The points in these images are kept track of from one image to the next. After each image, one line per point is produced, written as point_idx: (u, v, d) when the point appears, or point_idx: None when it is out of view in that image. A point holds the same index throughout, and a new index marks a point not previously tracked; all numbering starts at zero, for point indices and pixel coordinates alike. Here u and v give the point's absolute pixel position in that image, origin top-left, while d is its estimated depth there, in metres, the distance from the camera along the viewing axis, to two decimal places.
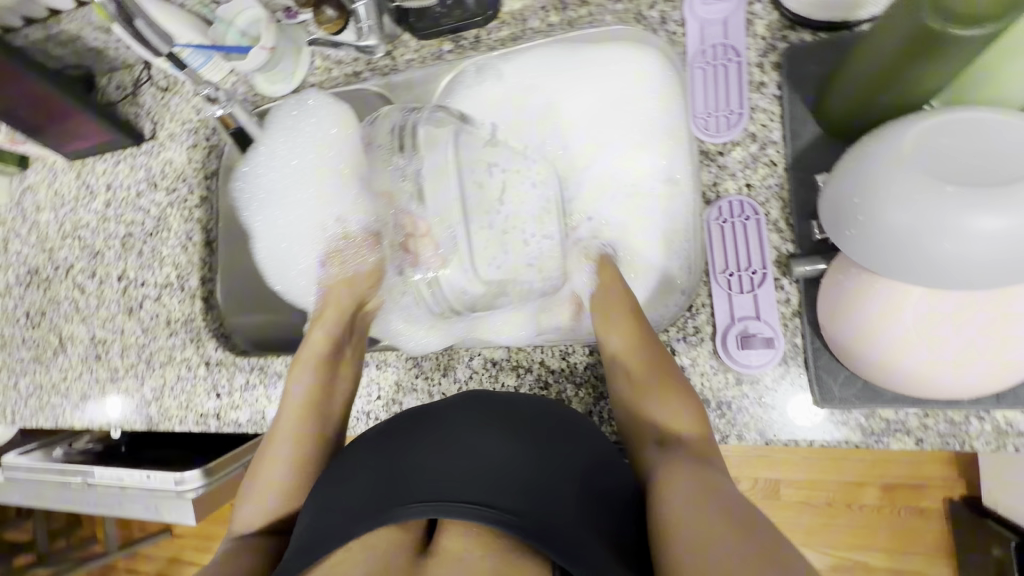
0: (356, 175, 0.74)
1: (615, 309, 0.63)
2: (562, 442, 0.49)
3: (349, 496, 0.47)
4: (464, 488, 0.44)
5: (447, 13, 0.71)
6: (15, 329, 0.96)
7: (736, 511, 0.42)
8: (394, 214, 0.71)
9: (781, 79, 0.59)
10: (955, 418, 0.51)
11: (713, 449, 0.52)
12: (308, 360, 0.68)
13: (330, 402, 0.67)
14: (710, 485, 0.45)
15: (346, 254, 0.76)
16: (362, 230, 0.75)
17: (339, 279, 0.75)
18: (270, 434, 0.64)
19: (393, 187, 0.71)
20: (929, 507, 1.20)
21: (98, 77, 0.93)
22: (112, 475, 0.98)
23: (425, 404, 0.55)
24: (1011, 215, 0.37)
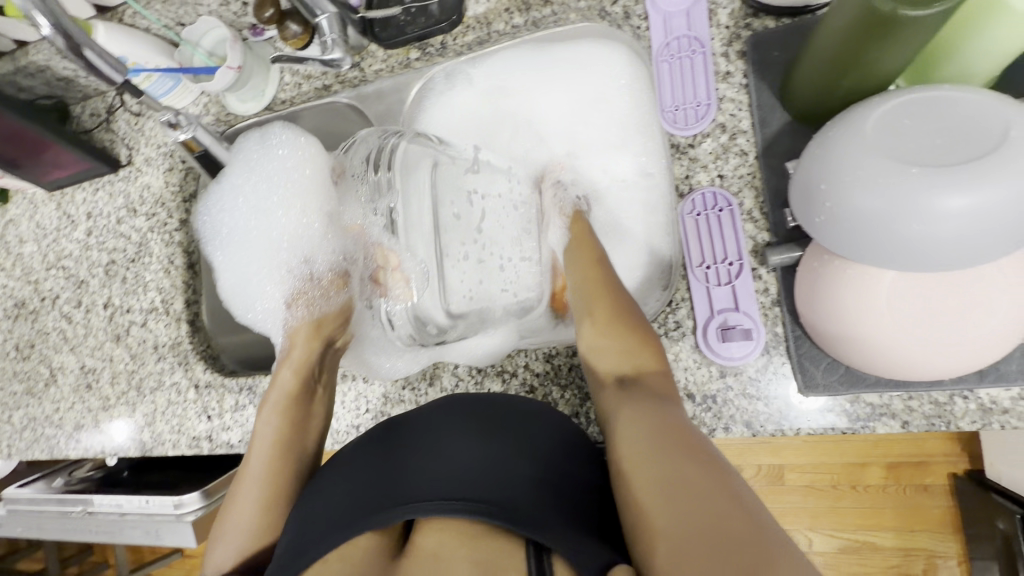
0: (325, 209, 0.69)
1: (596, 303, 0.58)
2: (533, 434, 0.50)
3: (328, 509, 0.46)
4: (437, 481, 0.44)
5: (412, 21, 0.70)
6: (6, 362, 0.96)
7: (691, 441, 0.41)
8: (363, 246, 0.69)
9: (747, 68, 0.59)
10: (939, 399, 0.50)
11: (671, 382, 0.52)
12: (276, 401, 0.63)
13: (305, 437, 0.62)
14: (665, 417, 0.45)
15: (312, 292, 0.70)
16: (331, 267, 0.70)
17: (308, 316, 0.68)
18: (240, 473, 0.59)
19: (362, 220, 0.68)
20: (934, 484, 1.19)
21: (73, 106, 0.93)
22: (112, 502, 0.98)
23: (403, 415, 0.55)
24: (977, 194, 0.37)
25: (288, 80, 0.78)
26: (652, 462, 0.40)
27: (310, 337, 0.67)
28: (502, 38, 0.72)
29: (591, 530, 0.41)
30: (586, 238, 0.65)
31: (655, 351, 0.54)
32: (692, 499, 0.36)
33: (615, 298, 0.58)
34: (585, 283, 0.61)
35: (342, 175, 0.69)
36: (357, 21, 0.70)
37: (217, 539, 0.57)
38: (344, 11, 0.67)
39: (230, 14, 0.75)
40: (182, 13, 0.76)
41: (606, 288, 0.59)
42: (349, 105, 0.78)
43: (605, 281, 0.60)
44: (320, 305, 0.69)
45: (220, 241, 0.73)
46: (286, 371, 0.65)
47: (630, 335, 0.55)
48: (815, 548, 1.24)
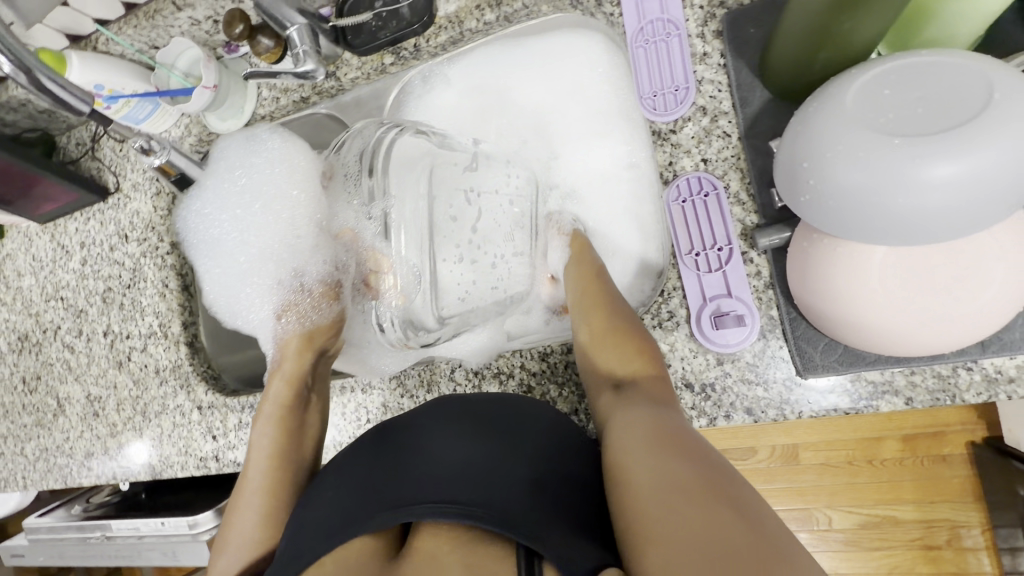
0: (311, 213, 0.63)
1: (591, 297, 0.59)
2: (533, 437, 0.49)
3: (322, 515, 0.46)
4: (436, 484, 0.43)
5: (384, 26, 0.68)
6: (14, 397, 0.96)
7: (687, 444, 0.41)
8: (355, 253, 0.64)
9: (724, 47, 0.57)
10: (942, 372, 0.49)
11: (669, 390, 0.51)
12: (271, 410, 0.63)
13: (302, 446, 0.63)
14: (662, 420, 0.44)
15: (303, 304, 0.66)
16: (321, 277, 0.65)
17: (299, 328, 0.66)
18: (239, 486, 0.59)
19: (354, 222, 0.62)
20: (952, 454, 1.17)
21: (58, 136, 0.94)
22: (129, 526, 0.99)
23: (400, 420, 0.55)
24: (963, 161, 0.36)
25: (265, 95, 0.77)
26: (647, 465, 0.39)
27: (301, 348, 0.65)
28: (476, 35, 0.69)
29: (585, 533, 0.41)
30: (584, 252, 0.64)
31: (652, 358, 0.53)
32: (685, 499, 0.35)
33: (615, 307, 0.57)
34: (584, 293, 0.60)
35: (333, 177, 0.64)
36: (328, 30, 0.69)
37: (220, 554, 0.57)
38: (313, 21, 0.66)
39: (201, 33, 0.73)
40: (155, 35, 0.73)
41: (605, 297, 0.58)
42: (329, 114, 0.80)
43: (604, 291, 0.59)
44: (312, 316, 0.66)
45: (194, 250, 0.69)
46: (278, 383, 0.64)
47: (629, 344, 0.54)
48: (834, 525, 1.23)
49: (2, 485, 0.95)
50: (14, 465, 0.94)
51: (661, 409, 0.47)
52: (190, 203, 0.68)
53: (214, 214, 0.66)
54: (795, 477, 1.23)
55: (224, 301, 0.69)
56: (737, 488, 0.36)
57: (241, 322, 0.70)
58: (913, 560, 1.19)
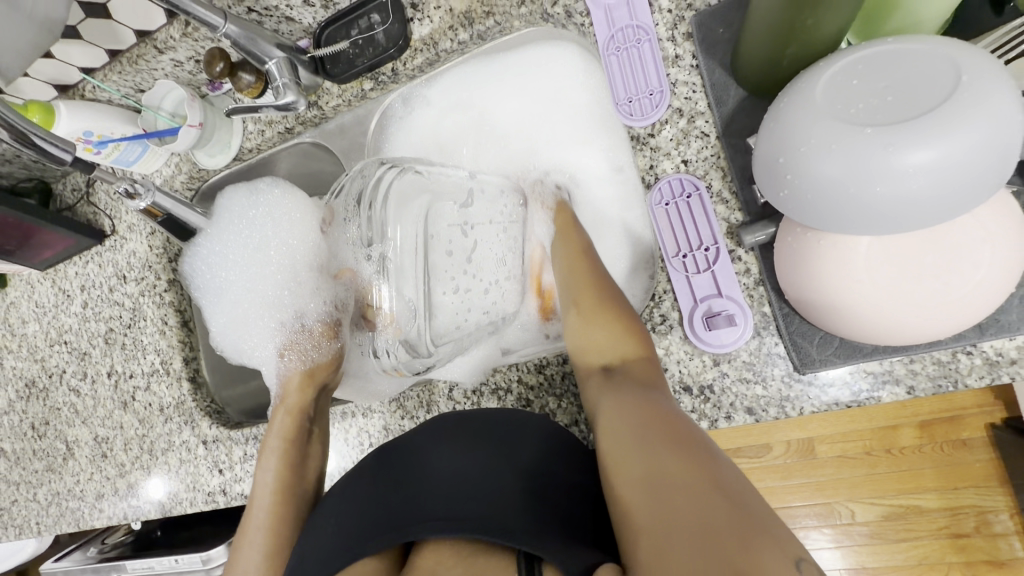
0: (310, 257, 0.63)
1: (577, 276, 0.59)
2: (528, 449, 0.49)
3: (325, 540, 0.46)
4: (436, 503, 0.43)
5: (361, 53, 0.68)
6: (24, 443, 0.96)
7: (680, 432, 0.40)
8: (354, 291, 0.61)
9: (695, 49, 0.57)
10: (942, 358, 0.48)
11: (660, 376, 0.51)
12: (274, 445, 0.64)
13: (305, 479, 0.63)
14: (650, 409, 0.44)
15: (302, 342, 0.66)
16: (321, 316, 0.65)
17: (300, 366, 0.66)
18: (244, 523, 0.60)
19: (354, 263, 0.60)
20: (972, 438, 1.15)
21: (53, 184, 0.95)
22: (144, 564, 0.99)
23: (399, 439, 0.54)
24: (936, 147, 0.36)
25: (251, 129, 0.78)
26: (635, 458, 0.39)
27: (302, 384, 0.66)
28: (452, 55, 0.70)
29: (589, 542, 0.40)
30: (569, 228, 0.64)
31: (642, 338, 0.53)
32: (673, 488, 0.34)
33: (604, 288, 0.57)
34: (571, 275, 0.60)
35: (333, 220, 0.61)
36: (307, 62, 0.70)
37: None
38: (291, 54, 0.67)
39: (185, 73, 0.75)
40: (140, 79, 0.75)
41: (595, 278, 0.58)
42: (314, 143, 0.81)
43: (594, 271, 0.59)
44: (311, 354, 0.66)
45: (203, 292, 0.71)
46: (281, 417, 0.65)
47: (617, 328, 0.54)
48: (857, 518, 1.20)
49: (17, 532, 0.95)
50: (27, 510, 0.94)
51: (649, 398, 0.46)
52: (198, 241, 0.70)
53: (215, 260, 0.71)
54: (812, 471, 1.21)
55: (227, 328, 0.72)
56: (723, 468, 0.36)
57: (239, 350, 0.70)
58: (942, 549, 1.16)
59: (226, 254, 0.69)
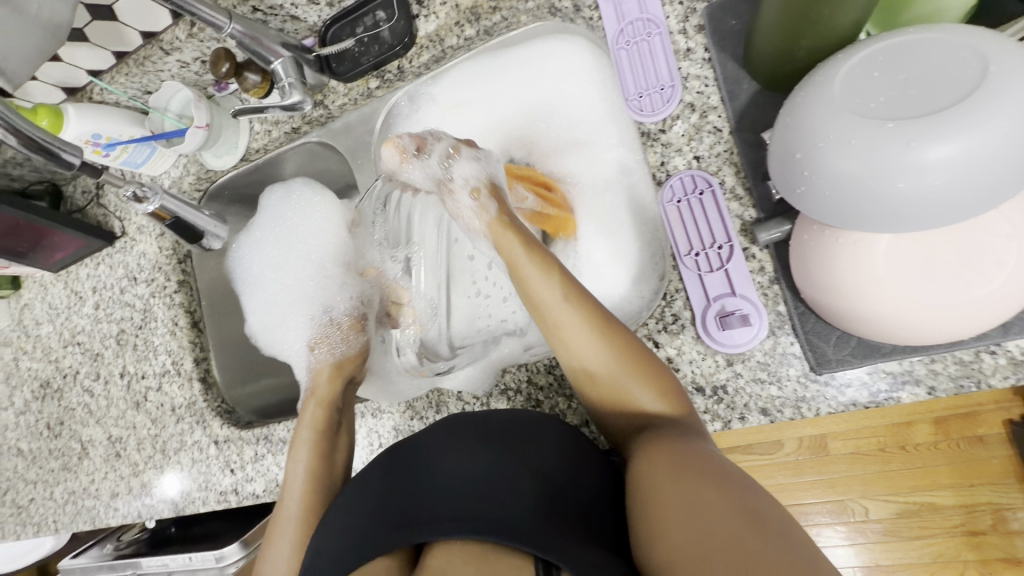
0: (346, 256, 0.76)
1: (588, 332, 0.50)
2: (536, 448, 0.47)
3: (339, 539, 0.45)
4: (444, 505, 0.42)
5: (366, 51, 0.68)
6: (40, 443, 0.97)
7: (717, 467, 0.39)
8: (379, 287, 0.74)
9: (708, 41, 0.56)
10: (964, 358, 0.47)
11: (689, 413, 0.49)
12: (304, 439, 0.63)
13: (336, 470, 0.63)
14: (688, 450, 0.41)
15: (333, 337, 0.72)
16: (348, 310, 0.74)
17: (330, 358, 0.70)
18: (274, 518, 0.59)
19: (380, 262, 0.74)
20: (988, 434, 1.12)
21: (63, 185, 0.96)
22: (158, 562, 1.00)
23: (407, 438, 0.53)
24: (961, 141, 0.35)
25: (257, 129, 0.79)
26: (667, 486, 0.38)
27: (332, 376, 0.69)
28: (457, 51, 0.70)
29: (604, 546, 0.40)
30: (552, 266, 0.53)
31: (664, 377, 0.49)
32: (707, 513, 0.35)
33: (616, 338, 0.50)
34: (576, 328, 0.50)
35: (360, 223, 0.75)
36: (313, 61, 0.69)
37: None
38: (297, 52, 0.67)
39: (192, 74, 0.75)
40: (147, 81, 0.75)
41: (602, 335, 0.50)
42: (320, 142, 0.79)
43: (602, 322, 0.50)
44: (341, 347, 0.72)
45: (251, 290, 0.81)
46: (311, 408, 0.65)
47: (639, 378, 0.49)
48: (870, 516, 1.19)
49: (35, 531, 0.96)
50: (44, 509, 0.95)
51: (681, 436, 0.44)
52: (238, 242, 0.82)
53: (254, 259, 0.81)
54: (824, 468, 1.20)
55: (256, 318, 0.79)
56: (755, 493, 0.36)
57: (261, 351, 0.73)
58: (957, 547, 1.15)
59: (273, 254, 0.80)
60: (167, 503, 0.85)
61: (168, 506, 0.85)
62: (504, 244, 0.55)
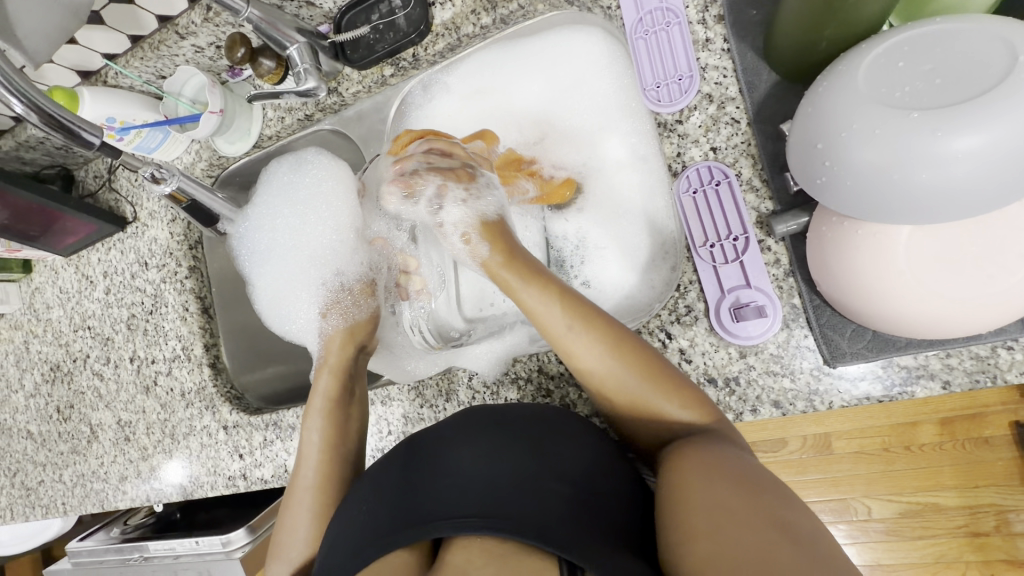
0: (350, 224, 0.75)
1: (597, 350, 0.51)
2: (558, 444, 0.47)
3: (359, 529, 0.46)
4: (469, 504, 0.42)
5: (381, 38, 0.67)
6: (49, 426, 0.98)
7: (749, 475, 0.38)
8: (386, 257, 0.76)
9: (727, 31, 0.56)
10: (980, 353, 0.47)
11: (719, 419, 0.48)
12: (317, 407, 0.63)
13: (350, 435, 0.63)
14: (719, 455, 0.41)
15: (344, 302, 0.73)
16: (358, 276, 0.75)
17: (341, 324, 0.71)
18: (289, 489, 0.60)
19: (386, 233, 0.75)
20: (994, 436, 1.12)
21: (75, 170, 0.96)
22: (165, 546, 1.00)
23: (423, 431, 0.53)
24: (988, 132, 0.34)
25: (271, 116, 0.77)
26: (704, 493, 0.38)
27: (344, 343, 0.69)
28: (473, 40, 0.69)
29: (626, 546, 0.40)
30: (552, 289, 0.54)
31: (688, 388, 0.49)
32: (744, 528, 0.34)
33: (632, 356, 0.50)
34: (585, 347, 0.51)
35: (367, 194, 0.75)
36: (327, 48, 0.68)
37: (275, 553, 0.59)
38: (312, 39, 0.66)
39: (205, 59, 0.75)
40: (161, 65, 0.75)
41: (614, 355, 0.50)
42: (333, 130, 0.81)
43: (615, 341, 0.51)
44: (353, 312, 0.72)
45: (259, 257, 0.78)
46: (325, 377, 0.66)
47: (661, 391, 0.49)
48: (873, 515, 1.19)
49: (44, 512, 0.97)
50: (53, 491, 0.96)
51: (711, 442, 0.44)
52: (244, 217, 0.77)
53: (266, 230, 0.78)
54: (827, 466, 1.20)
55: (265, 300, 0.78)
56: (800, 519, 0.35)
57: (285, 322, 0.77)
58: (959, 547, 1.15)
59: (277, 220, 0.77)
60: (176, 488, 0.86)
61: (177, 490, 0.86)
62: (502, 279, 0.57)
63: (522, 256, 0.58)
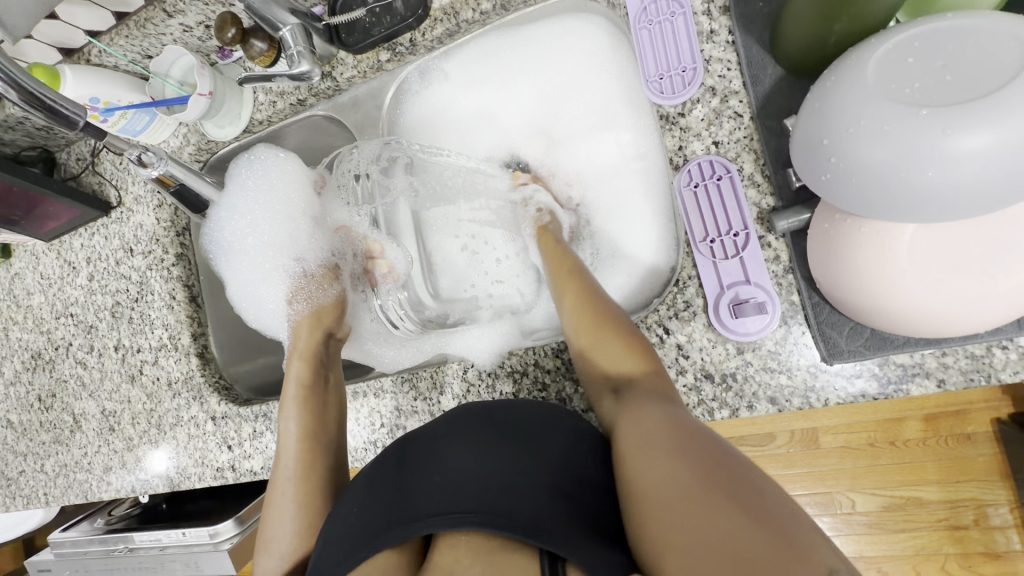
0: (313, 214, 0.75)
1: (570, 291, 0.58)
2: (533, 434, 0.47)
3: (351, 530, 0.45)
4: (452, 500, 0.42)
5: (378, 22, 0.65)
6: (31, 415, 0.95)
7: (694, 438, 0.38)
8: (351, 245, 0.77)
9: (732, 23, 0.55)
10: (975, 352, 0.47)
11: (664, 383, 0.49)
12: (291, 396, 0.63)
13: (328, 424, 0.63)
14: (665, 418, 0.42)
15: (308, 288, 0.73)
16: (320, 262, 0.75)
17: (307, 310, 0.71)
18: (273, 483, 0.60)
19: (349, 220, 0.77)
20: (976, 432, 1.14)
21: (57, 152, 0.94)
22: (150, 537, 0.99)
23: (409, 433, 0.53)
24: (998, 129, 0.34)
25: (261, 100, 0.75)
26: (652, 468, 0.37)
27: (312, 327, 0.70)
28: (473, 26, 0.67)
29: (610, 539, 0.39)
30: (555, 247, 0.65)
31: (636, 342, 0.52)
32: (693, 506, 0.33)
33: (593, 305, 0.55)
34: (565, 290, 0.59)
35: (324, 186, 0.76)
36: (321, 30, 0.66)
37: (264, 548, 0.58)
38: (306, 20, 0.63)
39: (194, 39, 0.72)
40: (147, 44, 0.72)
41: (581, 300, 0.57)
42: (327, 116, 0.79)
43: (584, 287, 0.58)
44: (317, 296, 0.72)
45: (230, 255, 0.73)
46: (296, 364, 0.66)
47: (617, 336, 0.52)
48: (856, 508, 1.20)
49: (25, 502, 0.95)
50: (35, 481, 0.94)
51: (655, 401, 0.45)
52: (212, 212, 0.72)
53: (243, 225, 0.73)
54: (813, 461, 1.21)
55: (252, 293, 0.75)
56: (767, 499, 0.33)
57: (273, 313, 0.75)
58: (939, 540, 1.17)
59: (250, 212, 0.73)
60: (163, 481, 0.84)
61: (165, 483, 0.84)
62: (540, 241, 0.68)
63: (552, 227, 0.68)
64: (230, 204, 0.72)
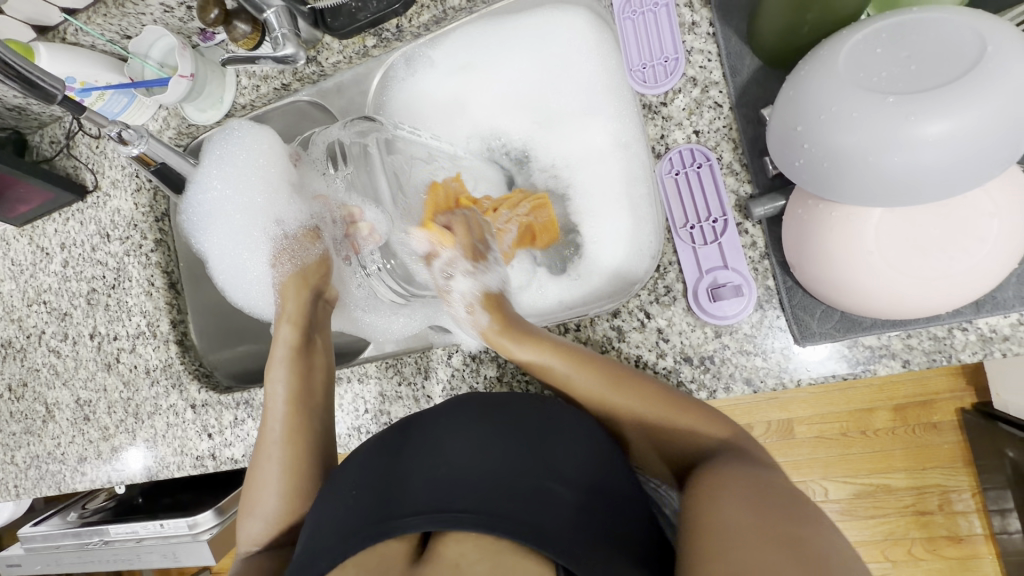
0: (292, 184, 0.73)
1: (610, 392, 0.51)
2: (544, 438, 0.46)
3: (342, 516, 0.44)
4: (459, 494, 0.41)
5: (363, 6, 0.65)
6: (1, 405, 0.93)
7: (771, 493, 0.38)
8: (331, 212, 0.74)
9: (713, 15, 0.57)
10: (938, 334, 0.49)
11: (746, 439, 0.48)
12: (280, 359, 0.63)
13: (316, 389, 0.63)
14: (744, 471, 0.41)
15: (291, 248, 0.73)
16: (301, 222, 0.73)
17: (293, 269, 0.71)
18: (259, 446, 0.60)
19: (327, 190, 0.74)
20: (942, 421, 1.19)
21: (31, 135, 0.92)
22: (127, 529, 0.97)
23: (415, 413, 0.53)
24: (956, 117, 0.36)
25: (244, 84, 0.74)
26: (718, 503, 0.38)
27: (299, 287, 0.69)
28: (459, 13, 0.68)
29: (603, 542, 0.40)
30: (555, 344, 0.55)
31: (703, 409, 0.49)
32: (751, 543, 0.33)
33: (645, 394, 0.50)
34: (605, 394, 0.51)
35: (301, 159, 0.75)
36: (307, 13, 0.65)
37: (251, 512, 0.58)
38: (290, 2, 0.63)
39: (176, 20, 0.71)
40: (126, 24, 0.71)
41: (629, 395, 0.51)
42: (311, 101, 0.79)
43: (624, 380, 0.51)
44: (301, 256, 0.72)
45: (217, 228, 0.74)
46: (284, 327, 0.66)
47: (677, 414, 0.49)
48: (830, 496, 1.24)
49: None
50: (4, 473, 0.91)
51: (741, 461, 0.44)
52: (192, 187, 0.72)
53: (231, 196, 0.72)
54: (788, 451, 1.25)
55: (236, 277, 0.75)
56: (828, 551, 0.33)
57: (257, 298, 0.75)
58: (906, 526, 1.21)
59: (235, 180, 0.72)
60: (141, 475, 0.83)
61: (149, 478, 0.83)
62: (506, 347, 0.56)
63: (519, 321, 0.58)
64: (213, 174, 0.72)
